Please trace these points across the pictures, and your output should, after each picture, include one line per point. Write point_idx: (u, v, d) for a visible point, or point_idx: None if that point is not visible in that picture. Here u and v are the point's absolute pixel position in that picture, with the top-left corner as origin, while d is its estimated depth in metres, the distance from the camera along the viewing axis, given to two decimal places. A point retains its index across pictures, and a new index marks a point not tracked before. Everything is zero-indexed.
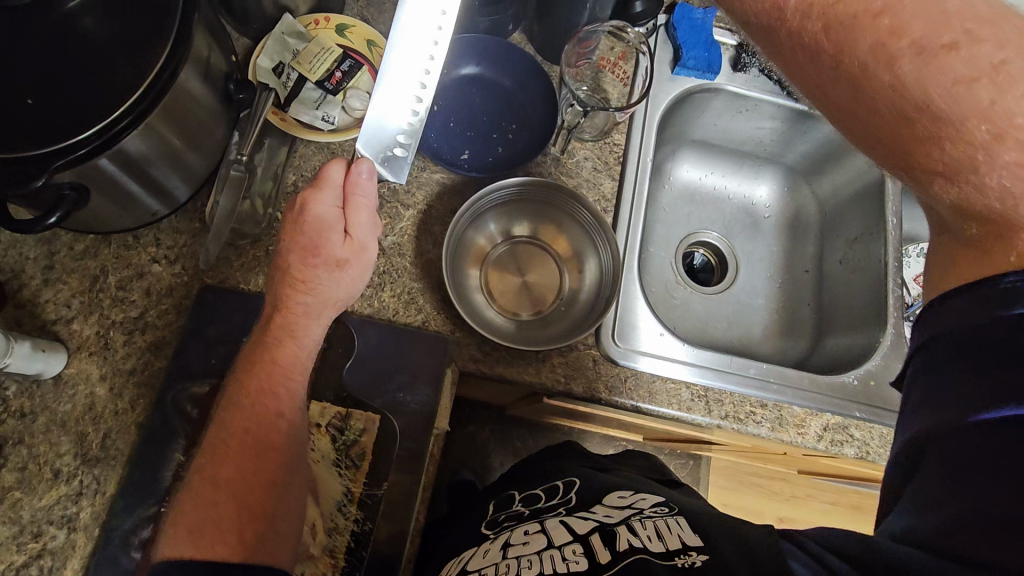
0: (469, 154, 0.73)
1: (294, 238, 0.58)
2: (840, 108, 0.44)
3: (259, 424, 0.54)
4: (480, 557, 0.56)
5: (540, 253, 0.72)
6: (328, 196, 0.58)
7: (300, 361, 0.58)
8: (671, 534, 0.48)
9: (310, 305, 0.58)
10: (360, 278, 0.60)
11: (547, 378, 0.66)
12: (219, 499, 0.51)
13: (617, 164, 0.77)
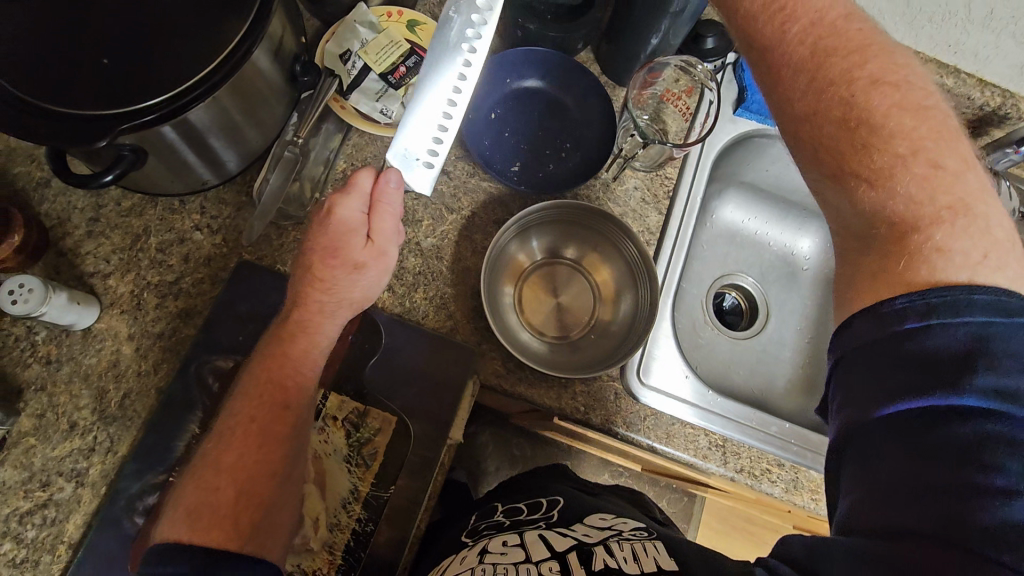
0: (521, 168, 0.73)
1: (312, 241, 0.58)
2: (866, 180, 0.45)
3: (261, 419, 0.54)
4: (457, 564, 0.56)
5: (576, 278, 0.72)
6: (354, 202, 0.58)
7: (307, 365, 0.57)
8: (646, 557, 0.48)
9: (326, 304, 0.58)
10: (374, 285, 0.60)
11: (567, 405, 0.65)
12: (219, 486, 0.51)
13: (666, 198, 0.76)
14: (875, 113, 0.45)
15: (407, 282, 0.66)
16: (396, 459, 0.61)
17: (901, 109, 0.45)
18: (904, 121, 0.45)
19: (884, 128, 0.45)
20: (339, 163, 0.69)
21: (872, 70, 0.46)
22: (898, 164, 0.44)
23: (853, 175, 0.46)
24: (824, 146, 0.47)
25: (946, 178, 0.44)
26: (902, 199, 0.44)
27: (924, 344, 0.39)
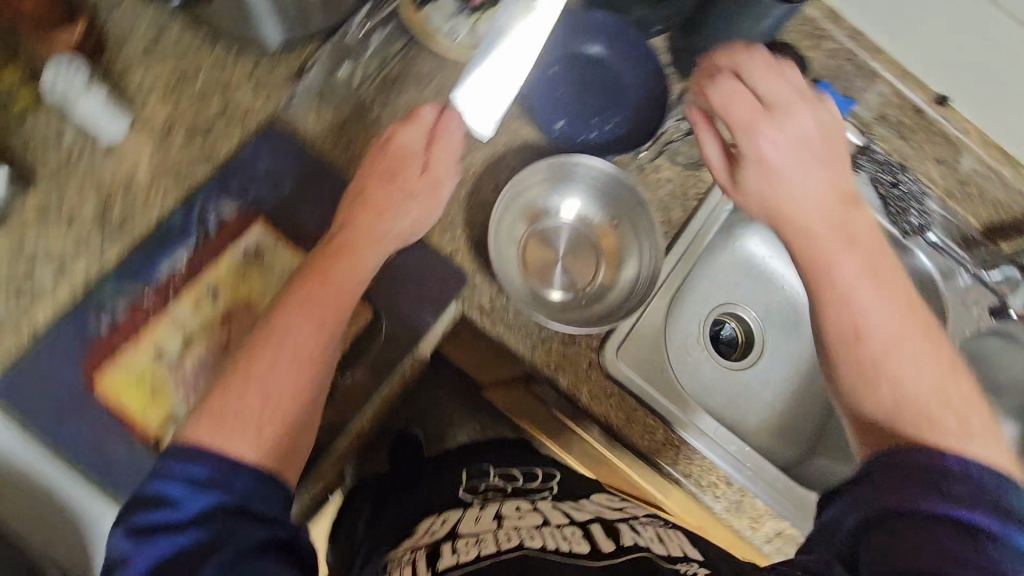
0: (564, 125, 0.73)
1: (370, 170, 0.60)
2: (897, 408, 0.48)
3: (296, 335, 0.51)
4: (472, 522, 0.56)
5: (588, 248, 0.71)
6: (415, 129, 0.61)
7: (348, 291, 0.55)
8: (671, 543, 0.51)
9: (378, 230, 0.58)
10: (421, 224, 0.60)
11: (538, 358, 0.65)
12: (245, 395, 0.48)
13: (695, 198, 0.76)
14: (906, 351, 0.49)
15: None
16: (360, 350, 0.62)
17: (924, 353, 0.49)
18: (930, 365, 0.49)
19: (913, 369, 0.48)
20: (391, 67, 0.68)
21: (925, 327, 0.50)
22: (942, 410, 0.47)
23: (901, 416, 0.47)
24: (870, 385, 0.49)
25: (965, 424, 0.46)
26: (942, 440, 0.45)
27: (968, 482, 0.42)
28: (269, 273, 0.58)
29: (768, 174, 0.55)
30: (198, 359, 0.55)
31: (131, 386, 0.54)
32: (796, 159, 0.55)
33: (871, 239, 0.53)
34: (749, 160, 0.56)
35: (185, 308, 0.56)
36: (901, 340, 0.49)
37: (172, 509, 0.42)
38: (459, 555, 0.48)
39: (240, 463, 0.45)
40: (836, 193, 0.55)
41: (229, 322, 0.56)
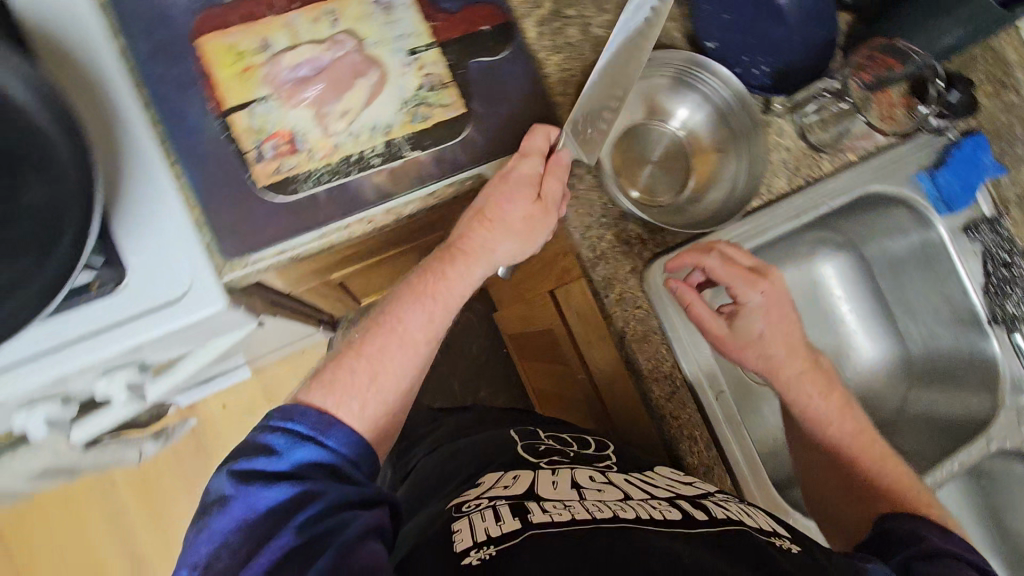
0: (713, 48, 0.71)
1: (485, 191, 0.58)
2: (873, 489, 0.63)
3: (409, 324, 0.56)
4: (551, 489, 0.55)
5: (683, 161, 0.68)
6: (531, 159, 0.58)
7: (455, 292, 0.58)
8: (757, 516, 0.53)
9: (482, 242, 0.57)
10: (528, 248, 0.59)
11: (588, 236, 0.64)
12: (355, 370, 0.54)
13: (803, 179, 0.73)
14: (876, 465, 0.63)
15: (557, 42, 0.66)
16: (436, 138, 0.59)
17: (878, 454, 0.64)
18: (890, 465, 0.64)
19: (879, 465, 0.63)
20: None
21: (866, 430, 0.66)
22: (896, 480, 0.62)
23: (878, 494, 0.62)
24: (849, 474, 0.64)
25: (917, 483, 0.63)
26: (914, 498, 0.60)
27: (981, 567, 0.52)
28: (390, 25, 0.59)
29: (761, 319, 0.64)
30: (294, 62, 0.56)
31: (227, 58, 0.55)
32: (774, 314, 0.64)
33: (812, 375, 0.65)
34: (746, 309, 0.64)
35: (304, 17, 0.57)
36: (866, 454, 0.64)
37: (274, 458, 0.49)
38: (552, 516, 0.49)
39: (340, 423, 0.51)
40: (789, 343, 0.65)
41: (337, 45, 0.57)
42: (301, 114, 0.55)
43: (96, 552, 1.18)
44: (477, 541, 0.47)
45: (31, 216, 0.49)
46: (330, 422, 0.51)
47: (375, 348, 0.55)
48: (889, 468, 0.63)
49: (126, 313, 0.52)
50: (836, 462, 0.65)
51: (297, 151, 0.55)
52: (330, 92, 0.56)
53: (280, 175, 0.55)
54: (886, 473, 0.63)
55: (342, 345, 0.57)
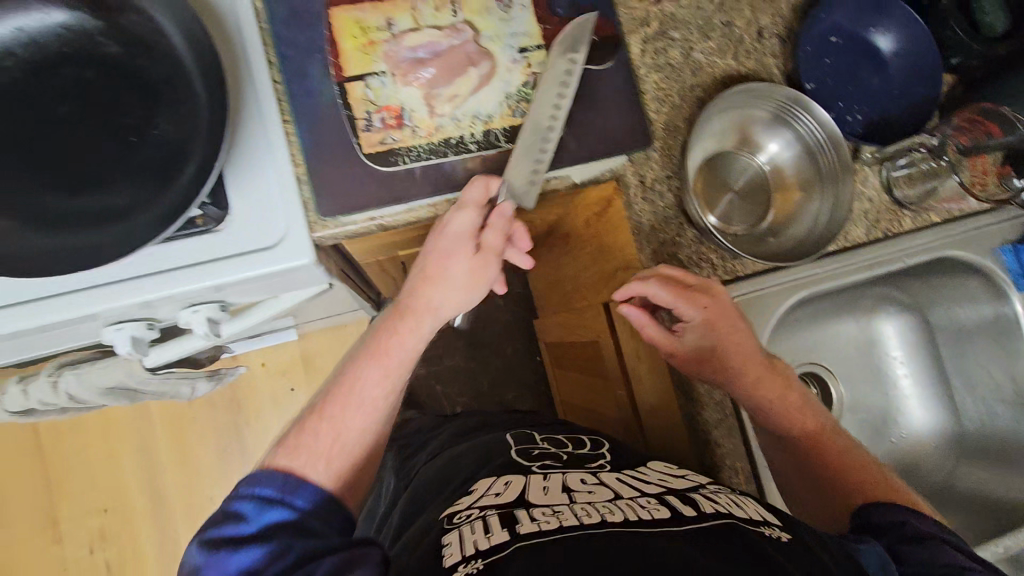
0: (810, 90, 0.71)
1: (429, 248, 0.57)
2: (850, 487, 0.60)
3: (366, 382, 0.55)
4: (541, 494, 0.53)
5: (762, 196, 0.68)
6: (467, 212, 0.56)
7: (411, 346, 0.56)
8: (747, 507, 0.50)
9: (427, 297, 0.56)
10: (473, 296, 0.57)
11: (659, 255, 0.66)
12: (320, 431, 0.53)
13: (882, 231, 0.72)
14: (836, 458, 0.62)
15: (658, 61, 0.68)
16: None
17: (842, 446, 0.63)
18: (853, 457, 0.62)
19: (853, 467, 0.61)
20: None
21: (835, 440, 0.63)
22: (873, 478, 0.60)
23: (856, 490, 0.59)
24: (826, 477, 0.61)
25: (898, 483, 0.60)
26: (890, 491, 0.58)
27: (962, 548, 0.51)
28: (507, 21, 0.61)
29: (706, 337, 0.63)
30: (414, 43, 0.59)
31: (353, 30, 0.58)
32: (719, 329, 0.63)
33: (771, 377, 0.64)
34: (690, 326, 0.63)
35: (428, 2, 0.60)
36: (825, 452, 0.62)
37: (241, 522, 0.46)
38: (540, 525, 0.46)
39: (306, 480, 0.49)
40: (737, 355, 0.63)
41: (455, 34, 0.60)
42: (412, 92, 0.58)
43: (125, 483, 1.24)
44: (467, 555, 0.44)
45: (162, 148, 0.53)
46: (292, 484, 0.49)
47: (338, 409, 0.54)
48: (862, 466, 0.61)
49: (223, 251, 0.55)
50: (796, 458, 0.63)
51: (403, 127, 0.58)
52: (442, 77, 0.59)
53: (384, 146, 0.58)
54: (860, 475, 0.60)
55: (307, 406, 0.56)
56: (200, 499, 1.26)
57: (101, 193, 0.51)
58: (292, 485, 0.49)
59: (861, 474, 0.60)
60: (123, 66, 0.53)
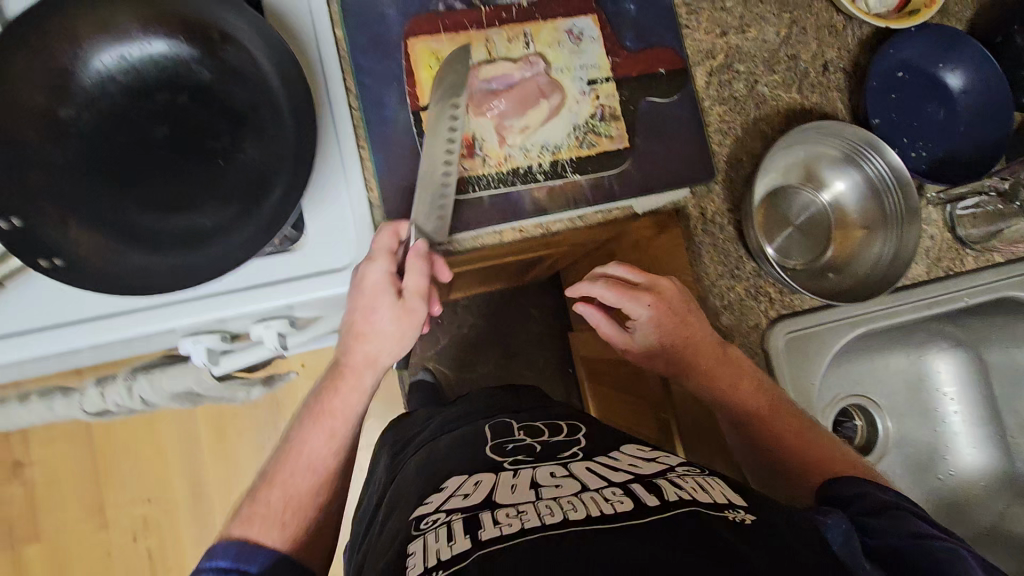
0: (877, 125, 0.70)
1: (350, 303, 0.56)
2: (806, 467, 0.59)
3: (313, 442, 0.57)
4: (508, 491, 0.52)
5: (824, 231, 0.67)
6: (378, 263, 0.55)
7: (353, 402, 0.58)
8: (712, 489, 0.49)
9: (361, 352, 0.57)
10: (407, 339, 0.57)
11: (718, 286, 0.66)
12: (272, 501, 0.54)
13: (943, 270, 0.72)
14: (799, 439, 0.60)
15: (722, 93, 0.68)
16: (598, 165, 0.62)
17: (790, 425, 0.61)
18: (812, 435, 0.61)
19: (806, 441, 0.60)
20: None
21: (788, 418, 0.61)
22: (825, 453, 0.59)
23: (810, 469, 0.59)
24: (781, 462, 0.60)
25: (848, 453, 0.60)
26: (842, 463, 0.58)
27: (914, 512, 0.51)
28: (576, 54, 0.63)
29: (658, 329, 0.63)
30: (488, 76, 0.60)
31: (429, 62, 0.61)
32: (671, 322, 0.63)
33: (719, 370, 0.62)
34: (639, 322, 0.63)
35: (502, 35, 0.62)
36: (784, 435, 0.60)
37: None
38: (504, 529, 0.45)
39: (261, 547, 0.52)
40: (692, 349, 0.63)
41: (527, 66, 0.62)
42: (484, 123, 0.60)
43: (168, 475, 1.28)
44: (430, 567, 0.42)
45: (249, 173, 0.56)
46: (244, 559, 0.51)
47: (285, 478, 0.55)
48: (815, 440, 0.60)
49: (300, 271, 0.58)
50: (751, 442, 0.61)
51: (474, 156, 0.60)
52: (514, 109, 0.60)
53: (454, 175, 0.59)
54: (814, 452, 0.59)
55: (257, 477, 0.57)
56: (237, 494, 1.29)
57: (189, 214, 0.54)
58: (245, 559, 0.51)
59: (814, 453, 0.59)
60: (215, 92, 0.55)
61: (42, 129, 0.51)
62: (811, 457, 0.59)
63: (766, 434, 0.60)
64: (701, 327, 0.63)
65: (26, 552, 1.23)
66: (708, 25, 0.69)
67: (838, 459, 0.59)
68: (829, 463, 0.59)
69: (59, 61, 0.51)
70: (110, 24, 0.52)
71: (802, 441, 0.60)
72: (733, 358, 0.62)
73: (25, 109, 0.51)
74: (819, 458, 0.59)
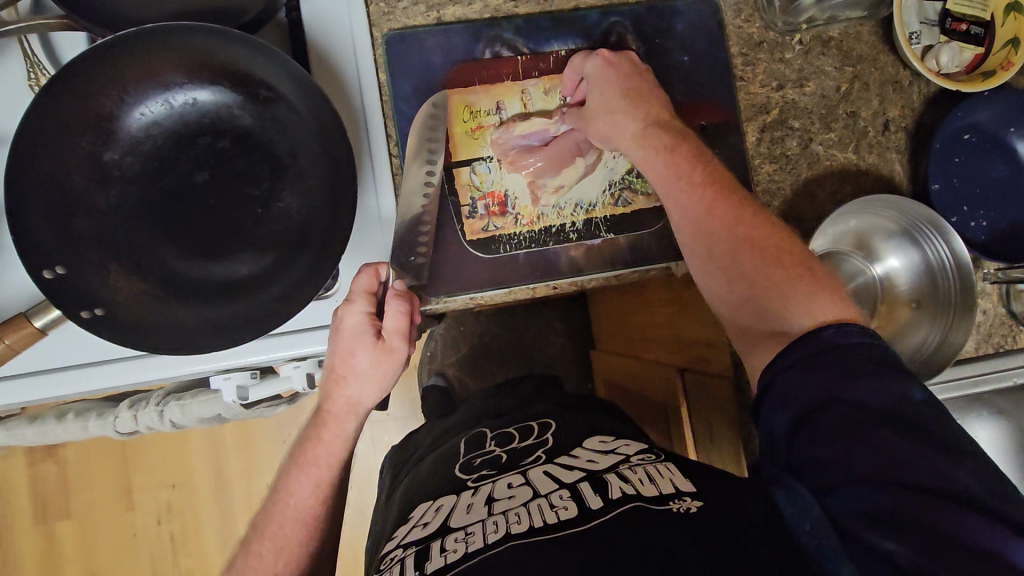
0: (935, 190, 0.66)
1: (331, 347, 0.53)
2: (745, 264, 0.50)
3: (299, 491, 0.54)
4: (462, 511, 0.50)
5: (870, 305, 0.64)
6: (357, 305, 0.53)
7: (336, 448, 0.54)
8: (663, 479, 0.48)
9: (340, 400, 0.53)
10: (388, 382, 0.54)
11: None
12: (263, 553, 0.53)
13: (994, 346, 0.68)
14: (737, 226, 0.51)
15: (773, 151, 0.65)
16: (634, 225, 0.62)
17: (743, 217, 0.52)
18: (753, 217, 0.52)
19: (751, 231, 0.51)
20: (835, 27, 0.66)
21: (741, 209, 0.52)
22: (776, 256, 0.50)
23: (750, 267, 0.50)
24: (724, 257, 0.51)
25: (814, 276, 0.49)
26: (793, 274, 0.49)
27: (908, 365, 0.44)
28: None
29: (604, 80, 0.58)
30: (523, 131, 0.61)
31: (463, 115, 0.60)
32: (611, 78, 0.58)
33: (650, 134, 0.55)
34: (588, 81, 0.59)
35: (540, 86, 0.62)
36: (714, 217, 0.52)
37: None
38: (448, 557, 0.45)
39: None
40: (646, 112, 0.56)
41: (563, 120, 0.62)
42: (518, 179, 0.61)
43: None
44: None
45: (282, 223, 0.55)
46: None
47: (274, 525, 0.54)
48: (769, 238, 0.51)
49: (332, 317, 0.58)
50: (696, 222, 0.52)
51: (505, 214, 0.61)
52: (550, 166, 0.61)
53: (485, 233, 0.60)
54: (764, 263, 0.50)
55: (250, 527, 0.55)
56: (258, 486, 1.26)
57: (226, 263, 0.54)
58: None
59: (762, 249, 0.50)
60: (256, 139, 0.55)
61: (88, 173, 0.51)
62: (757, 250, 0.50)
63: (706, 209, 0.52)
64: (649, 96, 0.57)
65: (57, 527, 1.22)
66: (765, 77, 0.66)
67: (791, 268, 0.50)
68: (777, 268, 0.50)
69: (104, 107, 0.51)
70: (156, 70, 0.52)
71: (751, 240, 0.51)
72: (670, 125, 0.56)
73: (71, 154, 0.51)
74: (765, 260, 0.50)
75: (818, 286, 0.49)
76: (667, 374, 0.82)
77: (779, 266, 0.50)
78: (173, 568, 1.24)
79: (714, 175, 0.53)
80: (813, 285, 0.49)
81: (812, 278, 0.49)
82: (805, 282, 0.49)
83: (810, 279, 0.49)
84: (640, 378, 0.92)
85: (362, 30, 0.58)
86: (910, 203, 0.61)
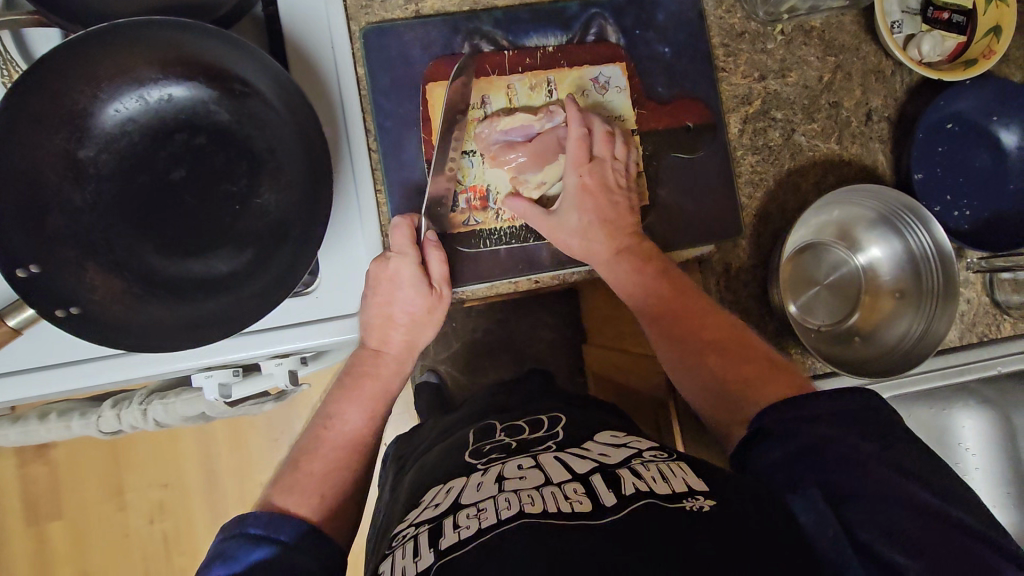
0: (918, 180, 0.66)
1: (385, 297, 0.58)
2: (720, 375, 0.55)
3: (351, 418, 0.59)
4: (474, 489, 0.50)
5: (854, 295, 0.65)
6: (408, 256, 0.58)
7: (391, 383, 0.61)
8: (676, 478, 0.47)
9: (395, 348, 0.60)
10: (436, 323, 0.62)
11: None
12: (314, 472, 0.55)
13: (978, 335, 0.68)
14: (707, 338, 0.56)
15: (756, 142, 0.65)
16: None
17: (709, 328, 0.57)
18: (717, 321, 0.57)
19: (721, 343, 0.56)
20: (817, 17, 0.65)
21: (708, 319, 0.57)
22: (742, 356, 0.55)
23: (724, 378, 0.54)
24: (700, 370, 0.56)
25: (778, 369, 0.54)
26: (761, 372, 0.53)
27: None
28: (601, 104, 0.63)
29: (581, 199, 0.60)
30: (505, 127, 0.60)
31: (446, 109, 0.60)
32: (589, 207, 0.60)
33: (622, 260, 0.60)
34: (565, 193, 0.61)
35: (525, 82, 0.61)
36: (690, 332, 0.57)
37: (229, 562, 0.47)
38: (462, 532, 0.44)
39: (291, 518, 0.52)
40: (618, 226, 0.61)
41: (548, 116, 0.61)
42: (500, 175, 0.61)
43: None
44: None
45: (261, 219, 0.55)
46: (275, 513, 0.52)
47: (325, 452, 0.57)
48: (738, 343, 0.56)
49: (316, 315, 0.57)
50: (674, 341, 0.58)
51: (486, 209, 0.61)
52: (532, 163, 0.61)
53: (467, 228, 0.61)
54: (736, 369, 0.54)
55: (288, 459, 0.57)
56: (251, 484, 1.26)
57: (205, 260, 0.54)
58: (275, 516, 0.51)
59: (734, 354, 0.55)
60: (232, 133, 0.54)
61: (63, 169, 0.51)
62: (728, 359, 0.55)
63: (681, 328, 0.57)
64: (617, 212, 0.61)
65: (48, 528, 1.22)
66: (746, 68, 0.65)
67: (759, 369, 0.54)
68: (747, 369, 0.54)
69: (77, 103, 0.51)
70: (128, 65, 0.51)
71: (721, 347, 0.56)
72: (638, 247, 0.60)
73: (44, 150, 0.50)
74: (735, 365, 0.55)
75: (783, 376, 0.53)
76: (655, 367, 0.82)
77: (748, 369, 0.54)
78: (167, 567, 1.24)
79: (682, 287, 0.59)
80: (780, 382, 0.53)
81: (778, 371, 0.54)
82: (771, 377, 0.53)
83: (778, 371, 0.54)
84: (630, 372, 0.92)
85: (339, 24, 0.58)
86: (892, 194, 0.61)
